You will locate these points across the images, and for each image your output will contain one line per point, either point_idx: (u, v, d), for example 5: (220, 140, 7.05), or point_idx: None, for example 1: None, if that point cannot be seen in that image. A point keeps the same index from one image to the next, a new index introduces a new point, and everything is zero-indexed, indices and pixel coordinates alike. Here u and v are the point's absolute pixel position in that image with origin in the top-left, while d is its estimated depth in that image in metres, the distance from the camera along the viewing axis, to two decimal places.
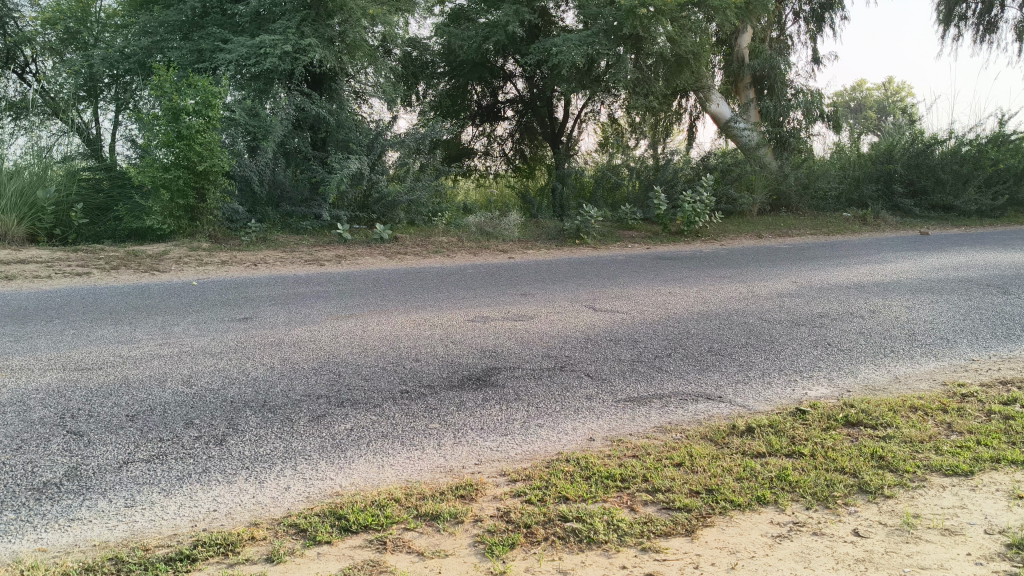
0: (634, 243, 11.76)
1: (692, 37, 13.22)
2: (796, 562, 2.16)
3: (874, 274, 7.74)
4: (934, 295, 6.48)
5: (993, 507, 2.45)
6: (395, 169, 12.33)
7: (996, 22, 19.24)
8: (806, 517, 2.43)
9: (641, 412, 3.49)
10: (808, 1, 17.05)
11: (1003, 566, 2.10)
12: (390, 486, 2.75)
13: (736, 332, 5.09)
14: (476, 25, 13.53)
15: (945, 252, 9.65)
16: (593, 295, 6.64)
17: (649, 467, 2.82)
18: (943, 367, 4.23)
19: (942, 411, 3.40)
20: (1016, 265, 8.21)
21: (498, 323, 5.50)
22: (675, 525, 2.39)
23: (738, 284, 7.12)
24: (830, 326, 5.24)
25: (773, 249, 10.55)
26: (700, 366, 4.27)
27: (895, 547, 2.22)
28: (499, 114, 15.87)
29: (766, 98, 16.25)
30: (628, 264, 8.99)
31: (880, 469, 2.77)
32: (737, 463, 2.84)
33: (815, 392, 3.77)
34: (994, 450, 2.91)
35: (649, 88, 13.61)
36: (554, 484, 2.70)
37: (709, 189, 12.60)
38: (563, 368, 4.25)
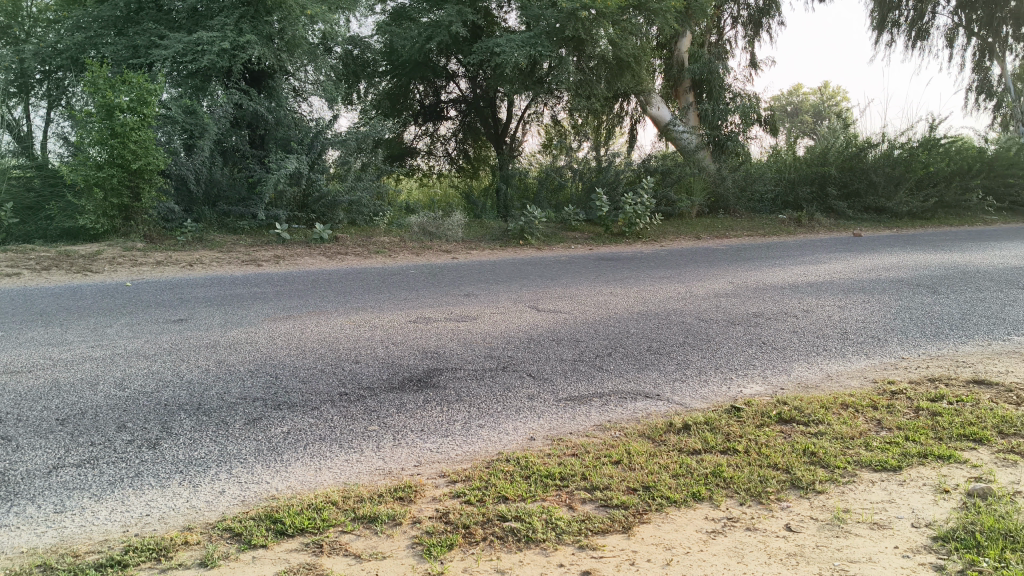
0: (576, 243, 11.87)
1: (633, 40, 13.34)
2: (730, 557, 2.19)
3: (809, 274, 7.90)
4: (866, 295, 6.63)
5: (920, 501, 2.52)
6: (336, 168, 12.20)
7: (927, 29, 19.79)
8: (739, 512, 2.47)
9: (580, 411, 3.52)
10: (746, 6, 17.33)
11: (929, 559, 2.15)
12: (327, 489, 2.72)
13: (675, 332, 5.15)
14: (419, 24, 13.46)
15: (877, 252, 9.90)
16: (535, 295, 6.66)
17: (588, 465, 2.84)
18: (874, 364, 4.33)
19: (872, 408, 3.47)
20: (944, 266, 8.45)
21: (440, 323, 5.49)
22: (612, 523, 2.40)
23: (676, 285, 7.21)
24: (766, 326, 5.33)
25: (711, 250, 10.71)
26: (640, 365, 4.30)
27: (825, 542, 2.27)
28: (442, 114, 15.86)
29: (705, 101, 16.49)
30: (570, 265, 9.04)
31: (812, 465, 2.82)
32: (673, 460, 2.88)
33: (749, 390, 3.83)
34: (921, 446, 2.98)
35: (592, 90, 13.70)
36: (493, 484, 2.70)
37: (650, 190, 12.74)
38: (505, 368, 4.25)
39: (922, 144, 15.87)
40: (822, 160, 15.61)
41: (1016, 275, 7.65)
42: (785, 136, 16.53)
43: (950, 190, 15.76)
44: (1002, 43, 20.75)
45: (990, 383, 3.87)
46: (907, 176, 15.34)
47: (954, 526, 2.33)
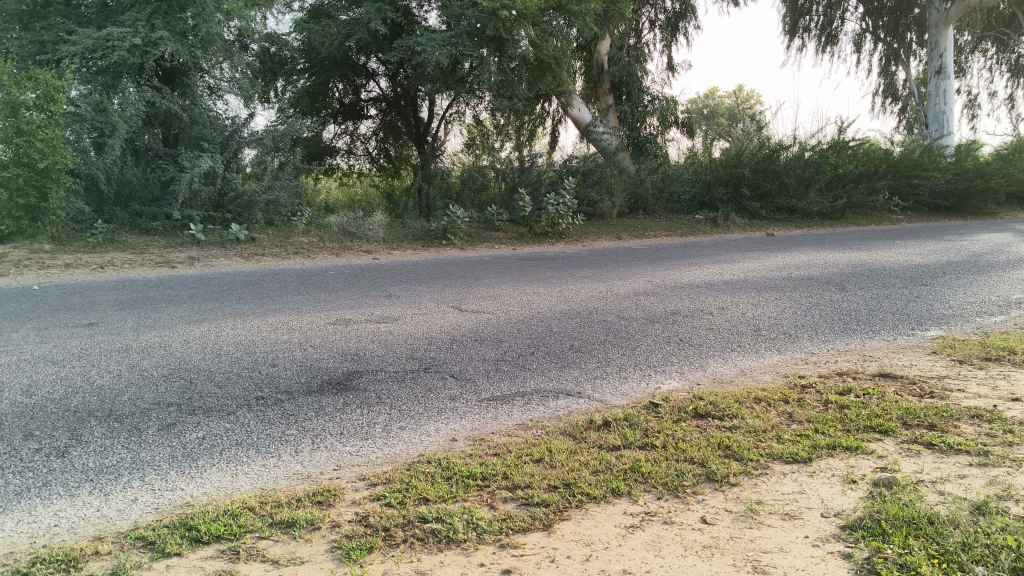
0: (499, 243, 11.92)
1: (554, 41, 13.44)
2: (647, 551, 2.23)
3: (725, 273, 8.09)
4: (778, 292, 6.80)
5: (829, 491, 2.61)
6: (252, 168, 11.94)
7: (836, 34, 20.45)
8: (657, 506, 2.51)
9: (502, 410, 3.53)
10: (663, 9, 17.63)
11: (837, 547, 2.23)
12: (243, 495, 2.66)
13: (596, 330, 5.22)
14: (336, 22, 13.28)
15: (789, 252, 10.18)
16: (457, 295, 6.66)
17: (510, 465, 2.84)
18: (786, 359, 4.47)
19: (784, 402, 3.58)
20: (852, 263, 8.76)
21: (361, 325, 5.43)
22: (533, 521, 2.42)
23: (596, 284, 7.28)
24: (684, 323, 5.44)
25: (630, 250, 10.85)
26: (562, 363, 4.35)
27: (739, 533, 2.33)
28: (362, 113, 15.71)
29: (624, 103, 16.74)
30: (493, 265, 9.06)
31: (726, 459, 2.89)
32: (593, 456, 2.91)
33: (666, 386, 3.91)
34: (830, 438, 3.08)
35: (513, 91, 13.74)
36: (414, 486, 2.68)
37: (572, 190, 12.86)
38: (427, 369, 4.24)
39: (832, 147, 16.38)
40: (736, 161, 15.97)
41: (919, 273, 7.95)
42: (701, 138, 16.88)
43: (858, 190, 16.30)
44: (906, 49, 21.57)
45: (894, 376, 4.02)
46: (817, 178, 15.77)
47: (861, 515, 2.41)
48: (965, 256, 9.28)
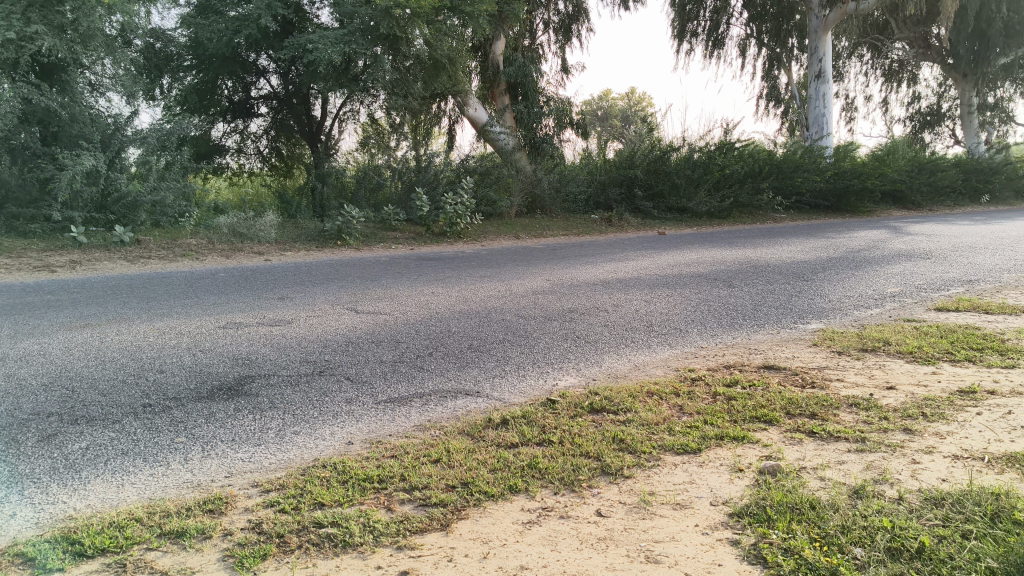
0: (397, 243, 11.87)
1: (448, 41, 13.53)
2: (544, 546, 2.26)
3: (619, 270, 8.25)
4: (670, 289, 6.98)
5: (718, 480, 2.70)
6: (136, 168, 11.59)
7: (722, 39, 21.08)
8: (554, 501, 2.55)
9: (400, 412, 3.51)
10: (556, 11, 17.83)
11: (726, 534, 2.30)
12: (131, 506, 2.58)
13: (494, 329, 5.24)
14: (224, 17, 12.91)
15: (679, 249, 10.46)
16: (353, 297, 6.59)
17: (408, 466, 2.83)
18: (677, 353, 4.60)
19: (675, 394, 3.68)
20: (740, 260, 9.05)
21: (253, 329, 5.31)
22: (431, 521, 2.41)
23: (494, 283, 7.32)
24: (580, 320, 5.53)
25: (527, 249, 10.95)
26: (460, 363, 4.34)
27: (633, 524, 2.38)
28: (252, 111, 15.22)
29: (520, 103, 16.91)
30: (390, 265, 8.99)
31: (620, 452, 2.96)
32: (491, 455, 2.92)
33: (563, 382, 3.96)
34: (718, 429, 3.19)
35: (408, 90, 13.61)
36: (309, 491, 2.65)
37: (469, 190, 12.89)
38: (322, 373, 4.18)
39: (719, 148, 16.91)
40: (629, 162, 16.26)
41: (801, 268, 8.29)
42: (595, 139, 17.17)
43: (745, 189, 16.86)
44: (788, 54, 22.45)
45: (778, 367, 4.19)
46: (706, 178, 16.25)
47: (748, 503, 2.49)
48: (844, 253, 9.71)
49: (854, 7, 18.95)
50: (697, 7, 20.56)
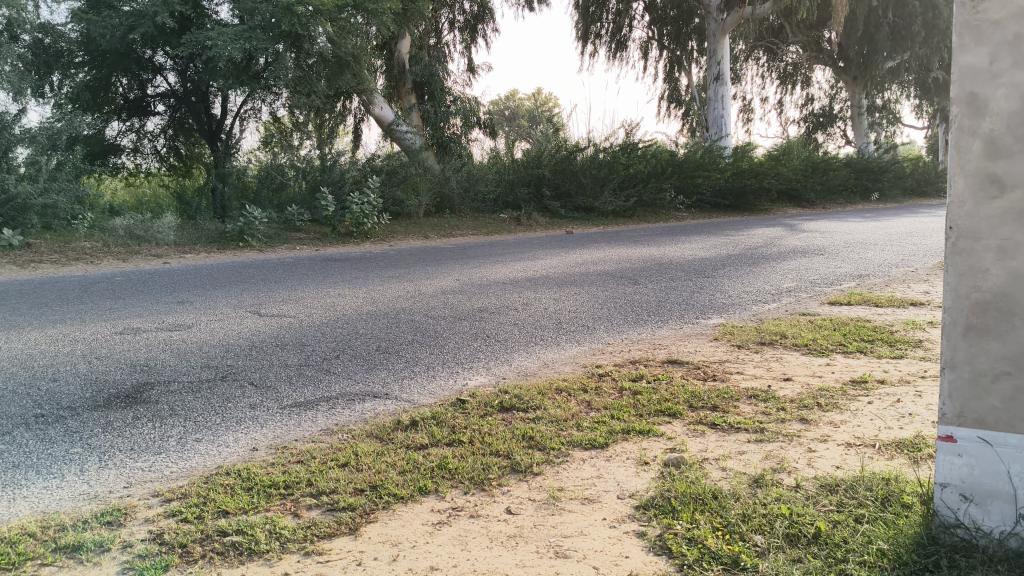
0: (302, 245, 11.69)
1: (351, 39, 13.43)
2: (454, 546, 2.26)
3: (527, 269, 8.31)
4: (578, 287, 7.06)
5: (624, 474, 2.75)
6: (25, 168, 11.04)
7: (625, 41, 21.46)
8: (464, 501, 2.55)
9: (306, 417, 3.45)
10: (462, 11, 17.86)
11: (633, 527, 2.35)
12: (23, 521, 2.47)
13: (402, 330, 5.20)
14: (118, 12, 12.56)
15: (585, 249, 10.60)
16: (257, 299, 6.46)
17: (314, 471, 2.79)
18: (584, 350, 4.66)
19: (582, 391, 3.73)
20: (645, 258, 9.22)
21: (152, 334, 5.14)
22: (339, 526, 2.38)
23: (402, 284, 7.28)
24: (489, 320, 5.54)
25: (434, 249, 10.92)
26: (368, 365, 4.31)
27: (542, 520, 2.41)
28: (149, 109, 14.66)
29: (426, 103, 16.91)
30: (296, 267, 8.85)
31: (529, 449, 2.98)
32: (400, 457, 2.91)
33: (473, 382, 3.97)
34: (624, 423, 3.25)
35: (312, 87, 13.29)
36: (213, 498, 2.59)
37: (376, 189, 12.78)
38: (224, 378, 4.07)
39: (623, 148, 17.20)
40: (536, 162, 16.19)
41: (702, 265, 8.50)
42: (503, 139, 17.25)
43: (648, 189, 17.19)
44: (688, 56, 23.00)
45: (681, 362, 4.29)
46: (611, 178, 16.49)
47: (653, 494, 2.55)
48: (743, 250, 10.00)
49: (750, 11, 19.54)
50: (601, 9, 20.87)
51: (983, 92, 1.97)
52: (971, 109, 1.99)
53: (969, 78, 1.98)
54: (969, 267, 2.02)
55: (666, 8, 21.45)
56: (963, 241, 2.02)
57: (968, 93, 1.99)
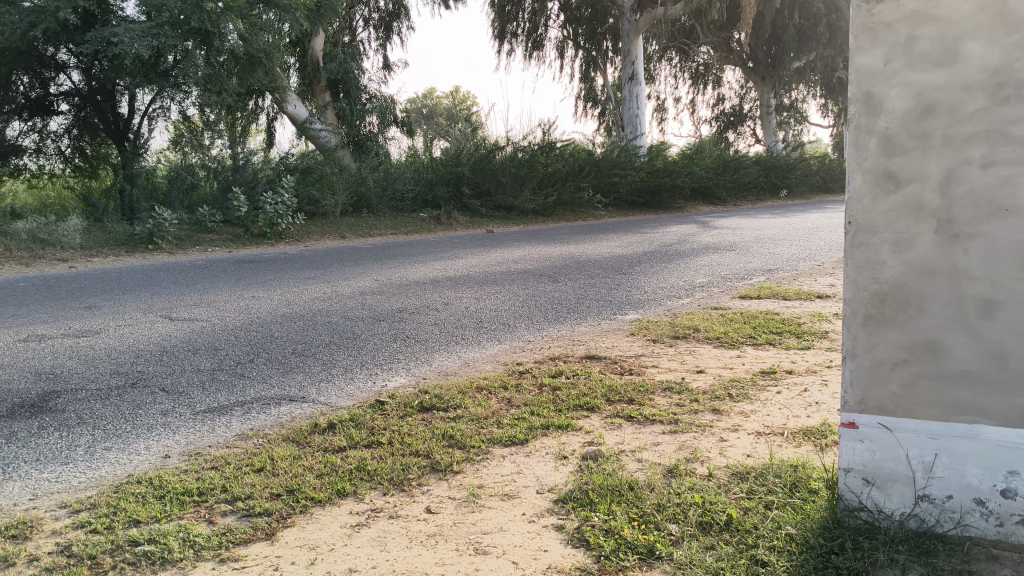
0: (215, 247, 11.40)
1: (263, 36, 13.21)
2: (373, 547, 2.24)
3: (447, 269, 8.29)
4: (498, 286, 7.09)
5: (544, 468, 2.77)
6: None
7: (541, 41, 21.63)
8: (383, 502, 2.54)
9: (220, 423, 3.38)
10: (376, 9, 17.76)
11: (551, 520, 2.38)
12: None
13: (319, 332, 5.14)
14: (17, 8, 12.06)
15: (503, 247, 10.64)
16: (169, 303, 6.29)
17: (229, 477, 2.73)
18: (505, 349, 4.68)
19: (503, 389, 3.75)
20: (564, 256, 9.31)
21: (57, 341, 4.96)
22: (255, 531, 2.35)
23: (318, 285, 7.19)
24: (409, 320, 5.51)
25: (351, 250, 10.81)
26: (283, 368, 4.24)
27: (461, 518, 2.41)
28: (51, 108, 14.11)
29: (341, 100, 16.82)
30: (210, 269, 8.66)
31: (449, 448, 2.98)
32: (317, 460, 2.87)
33: (392, 382, 3.96)
34: (544, 419, 3.27)
35: (222, 85, 12.89)
36: (123, 508, 2.51)
37: (290, 189, 12.57)
38: (134, 385, 3.96)
39: (541, 147, 17.31)
40: (455, 161, 16.17)
41: (619, 263, 8.63)
42: (421, 138, 17.18)
43: (567, 189, 17.30)
44: (603, 56, 23.27)
45: (599, 357, 4.35)
46: (530, 176, 16.57)
47: (572, 488, 2.58)
48: (658, 247, 10.18)
49: (662, 11, 19.90)
50: (516, 8, 20.96)
51: (878, 92, 2.05)
52: (867, 107, 2.07)
53: (865, 79, 2.06)
54: (867, 260, 2.10)
55: (580, 8, 21.66)
56: (861, 235, 2.11)
57: (865, 92, 2.07)
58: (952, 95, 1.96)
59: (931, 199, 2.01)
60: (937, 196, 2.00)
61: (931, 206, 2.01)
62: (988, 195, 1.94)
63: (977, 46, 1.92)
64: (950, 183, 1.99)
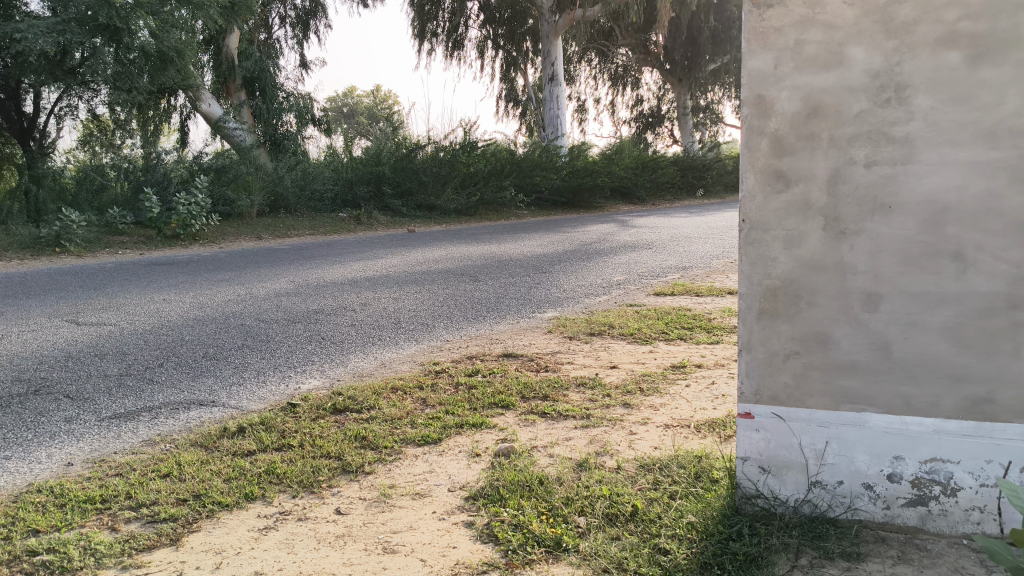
0: (126, 249, 11.09)
1: (176, 34, 12.87)
2: (281, 550, 2.23)
3: (366, 269, 8.24)
4: (418, 286, 7.08)
5: (456, 467, 2.79)
6: None
7: (461, 40, 21.64)
8: (291, 505, 2.52)
9: (126, 429, 3.30)
10: (293, 6, 17.53)
11: (461, 518, 2.40)
12: None
13: (232, 335, 5.06)
14: None
15: (424, 247, 10.61)
16: (76, 308, 6.11)
17: (134, 484, 2.68)
18: (422, 348, 4.68)
19: (418, 388, 3.76)
20: (485, 256, 9.34)
21: None
22: (159, 537, 2.31)
23: (233, 288, 7.06)
24: (324, 322, 5.47)
25: (268, 250, 10.66)
26: (194, 373, 4.16)
27: (371, 518, 2.42)
28: None
29: (257, 99, 16.55)
30: (120, 272, 8.43)
31: (361, 449, 2.97)
32: (226, 464, 2.84)
33: (306, 385, 3.92)
34: (459, 418, 3.29)
35: (133, 84, 12.54)
36: (22, 518, 2.44)
37: (204, 189, 12.26)
38: (36, 392, 3.83)
39: (463, 147, 17.33)
40: (375, 160, 16.05)
41: (539, 262, 8.70)
42: (340, 138, 17.02)
43: (489, 188, 17.34)
44: (523, 57, 23.39)
45: (516, 355, 4.40)
46: (452, 176, 16.58)
47: (483, 485, 2.61)
48: (578, 246, 10.30)
49: (581, 13, 20.14)
50: (436, 7, 20.91)
51: (768, 94, 2.13)
52: (759, 109, 2.14)
53: (756, 81, 2.14)
54: (760, 256, 2.17)
55: (499, 8, 21.75)
56: (754, 232, 2.18)
57: (756, 94, 2.15)
58: (839, 96, 2.05)
59: (818, 198, 2.10)
60: (824, 194, 2.09)
61: (819, 205, 2.10)
62: (872, 194, 2.04)
63: (860, 50, 2.02)
64: (837, 182, 2.07)
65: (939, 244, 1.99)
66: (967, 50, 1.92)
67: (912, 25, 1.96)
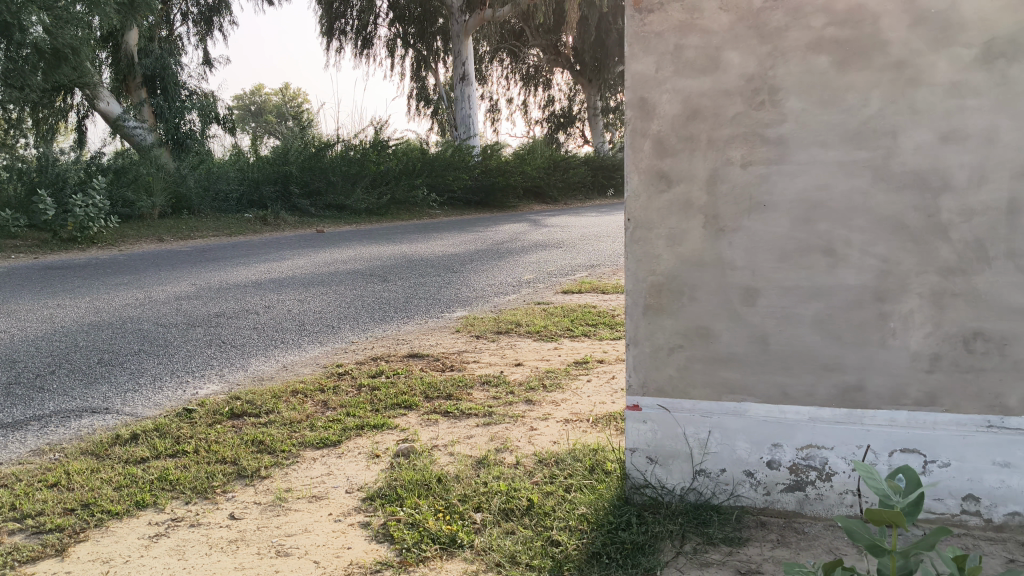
0: (18, 254, 10.67)
1: (71, 30, 12.37)
2: (171, 556, 2.20)
3: (271, 271, 8.12)
4: (324, 287, 7.01)
5: (355, 468, 2.79)
6: None
7: (371, 39, 21.39)
8: (183, 511, 2.49)
9: (12, 438, 3.20)
10: (195, 2, 17.12)
11: (357, 519, 2.40)
12: None
13: (128, 340, 4.93)
14: None
15: (332, 249, 10.50)
16: None
17: (19, 494, 2.60)
18: (326, 351, 4.64)
19: (319, 391, 3.73)
20: (394, 256, 9.30)
21: None
22: (44, 548, 2.25)
23: (132, 291, 6.87)
24: (226, 325, 5.37)
25: (170, 253, 10.40)
26: (86, 380, 4.05)
27: (265, 522, 2.40)
28: None
29: (159, 97, 16.12)
30: (11, 276, 8.11)
31: (258, 453, 2.94)
32: (117, 472, 2.77)
33: (204, 391, 3.85)
34: (359, 419, 3.28)
35: (25, 81, 12.09)
36: None
37: (101, 190, 11.83)
38: None
39: (373, 146, 17.21)
40: (283, 159, 15.74)
41: (448, 262, 8.70)
42: (246, 138, 16.71)
43: (400, 189, 17.28)
44: (434, 56, 23.31)
45: (421, 355, 4.40)
46: (362, 175, 16.43)
47: (380, 485, 2.61)
48: (487, 245, 10.34)
49: (491, 13, 20.17)
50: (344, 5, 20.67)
51: (650, 97, 2.19)
52: (642, 111, 2.21)
53: (638, 84, 2.20)
54: (644, 254, 2.24)
55: (409, 7, 21.64)
56: (638, 231, 2.24)
57: (639, 97, 2.21)
58: (715, 100, 2.13)
59: (699, 197, 2.18)
60: (703, 193, 2.17)
61: (699, 204, 2.18)
62: (749, 192, 2.13)
63: (736, 55, 2.10)
64: (715, 181, 2.15)
65: (812, 240, 2.09)
66: (835, 56, 2.02)
67: (784, 31, 2.05)
